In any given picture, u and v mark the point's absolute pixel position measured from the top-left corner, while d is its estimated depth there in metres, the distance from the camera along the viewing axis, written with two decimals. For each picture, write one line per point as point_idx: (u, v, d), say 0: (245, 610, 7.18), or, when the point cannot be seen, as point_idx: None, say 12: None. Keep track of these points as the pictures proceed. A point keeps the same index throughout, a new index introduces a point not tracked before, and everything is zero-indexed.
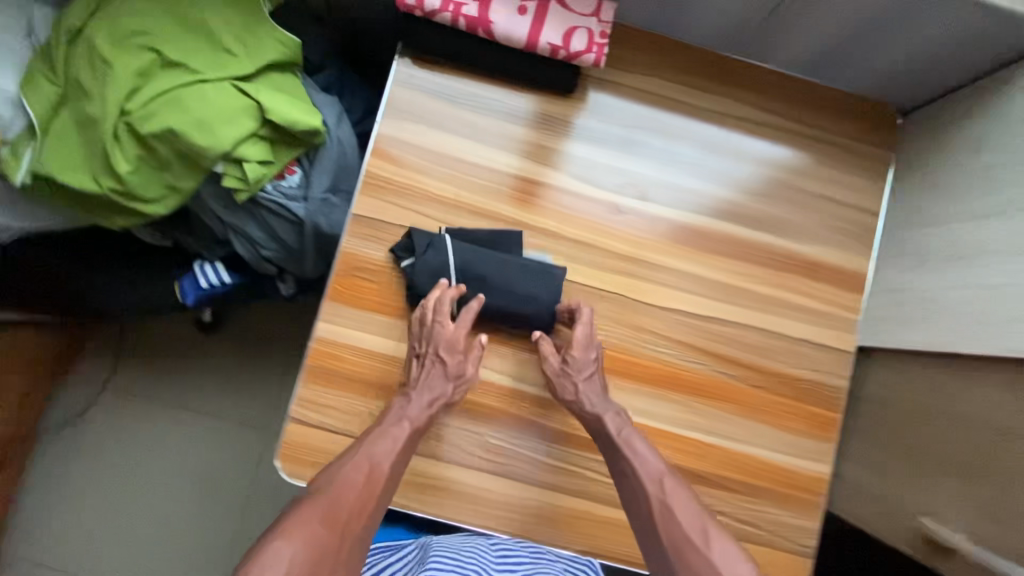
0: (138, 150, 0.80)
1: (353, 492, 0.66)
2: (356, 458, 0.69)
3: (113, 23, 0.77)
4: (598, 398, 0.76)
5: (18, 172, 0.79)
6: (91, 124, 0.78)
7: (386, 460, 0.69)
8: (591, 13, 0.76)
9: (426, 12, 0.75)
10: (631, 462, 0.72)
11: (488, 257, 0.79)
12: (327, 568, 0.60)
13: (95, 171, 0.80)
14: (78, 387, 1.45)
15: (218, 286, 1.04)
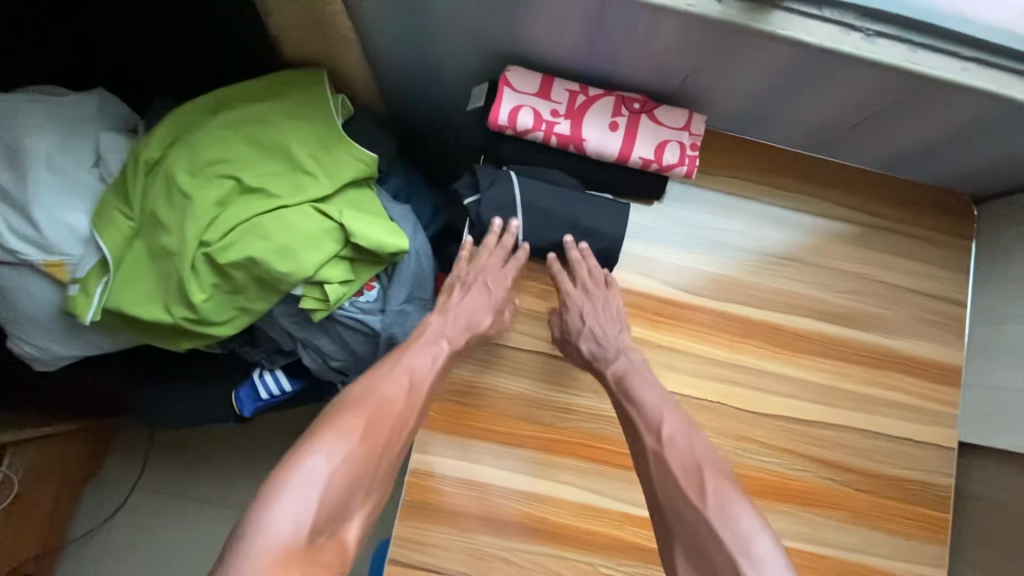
0: (215, 279, 0.76)
1: (392, 413, 0.64)
2: (387, 375, 0.67)
3: (192, 153, 0.75)
4: (608, 338, 0.75)
5: (89, 311, 0.74)
6: (168, 256, 0.75)
7: (422, 378, 0.69)
8: (681, 127, 0.76)
9: (519, 131, 0.75)
10: (639, 413, 0.68)
11: (554, 192, 0.76)
12: (368, 478, 0.58)
13: (169, 302, 0.76)
14: (107, 490, 1.39)
15: (279, 395, 1.00)
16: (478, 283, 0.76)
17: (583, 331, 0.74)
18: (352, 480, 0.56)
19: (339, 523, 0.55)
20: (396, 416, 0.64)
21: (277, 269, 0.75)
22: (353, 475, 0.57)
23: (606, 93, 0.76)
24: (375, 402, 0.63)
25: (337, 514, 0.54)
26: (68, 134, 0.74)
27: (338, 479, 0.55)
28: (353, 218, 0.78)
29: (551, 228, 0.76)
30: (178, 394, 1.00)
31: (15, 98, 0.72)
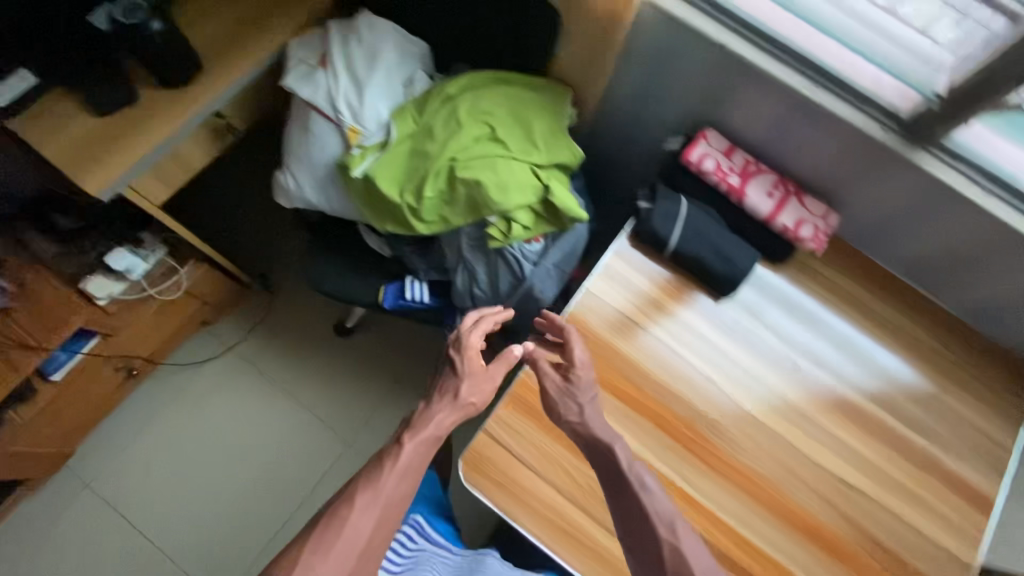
0: (444, 185, 1.02)
1: (361, 534, 0.73)
2: (359, 510, 0.74)
3: (472, 100, 1.04)
4: (599, 413, 0.82)
5: (358, 167, 1.02)
6: (424, 157, 1.02)
7: (394, 490, 0.77)
8: (820, 215, 0.99)
9: (700, 171, 0.99)
10: (646, 498, 0.74)
11: (709, 224, 0.98)
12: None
13: (405, 187, 1.03)
14: (212, 339, 1.62)
15: (417, 303, 1.22)
16: (454, 386, 0.85)
17: (576, 392, 0.82)
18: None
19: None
20: (364, 541, 0.74)
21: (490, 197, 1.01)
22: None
23: (772, 172, 1.00)
24: (342, 536, 0.73)
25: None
26: (403, 57, 1.06)
27: None
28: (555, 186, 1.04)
29: (698, 245, 0.97)
30: (348, 268, 1.26)
31: (385, 24, 1.05)
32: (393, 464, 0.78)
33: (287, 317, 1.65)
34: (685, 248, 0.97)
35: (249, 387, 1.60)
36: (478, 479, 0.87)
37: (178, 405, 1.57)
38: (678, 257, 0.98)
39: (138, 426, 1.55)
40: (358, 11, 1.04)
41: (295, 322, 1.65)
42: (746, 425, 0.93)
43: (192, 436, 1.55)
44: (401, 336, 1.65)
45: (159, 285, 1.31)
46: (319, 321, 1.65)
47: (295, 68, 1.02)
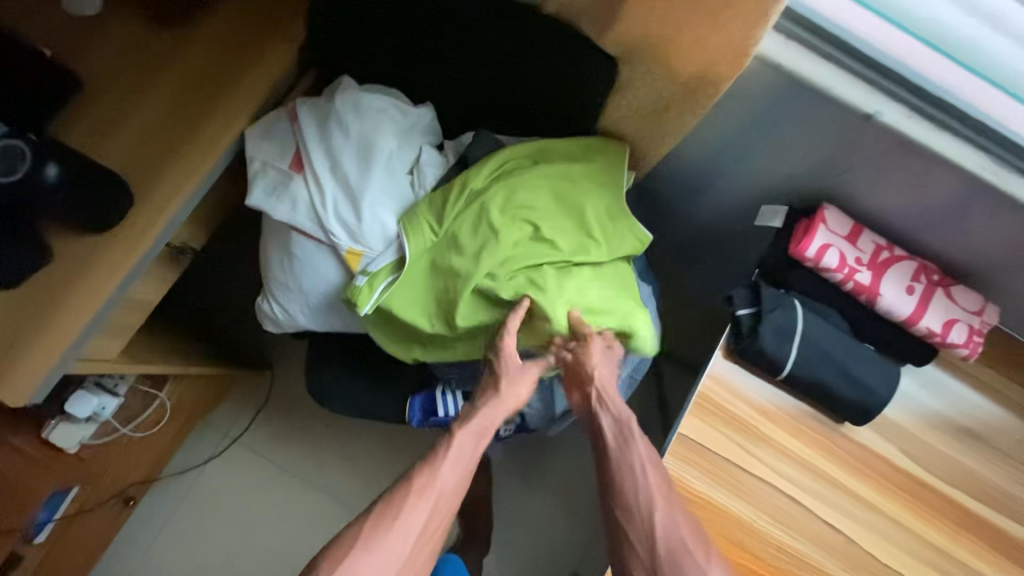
0: (480, 310, 0.75)
1: (407, 542, 0.62)
2: (399, 513, 0.63)
3: (548, 213, 0.78)
4: (611, 389, 0.74)
5: (367, 303, 0.75)
6: (451, 276, 0.75)
7: (450, 486, 0.66)
8: (974, 311, 0.76)
9: (819, 268, 0.75)
10: (640, 473, 0.68)
11: (833, 334, 0.76)
12: None
13: (430, 315, 0.77)
14: (211, 434, 1.41)
15: (452, 419, 1.00)
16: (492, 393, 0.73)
17: (587, 374, 0.73)
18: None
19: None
20: (410, 550, 0.62)
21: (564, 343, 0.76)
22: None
23: (909, 257, 0.77)
24: (384, 540, 0.61)
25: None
26: (405, 140, 0.78)
27: None
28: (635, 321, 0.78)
29: (821, 367, 0.75)
30: (362, 382, 1.03)
31: (375, 94, 0.76)
32: (446, 455, 0.67)
33: (295, 399, 1.44)
34: (805, 372, 0.75)
35: (262, 481, 1.41)
36: None
37: (183, 512, 1.38)
38: (793, 382, 0.77)
39: (141, 543, 1.36)
40: (338, 83, 0.75)
41: (304, 405, 1.44)
42: None
43: (204, 546, 1.37)
44: None
45: (135, 420, 1.09)
46: None
47: (261, 176, 0.74)
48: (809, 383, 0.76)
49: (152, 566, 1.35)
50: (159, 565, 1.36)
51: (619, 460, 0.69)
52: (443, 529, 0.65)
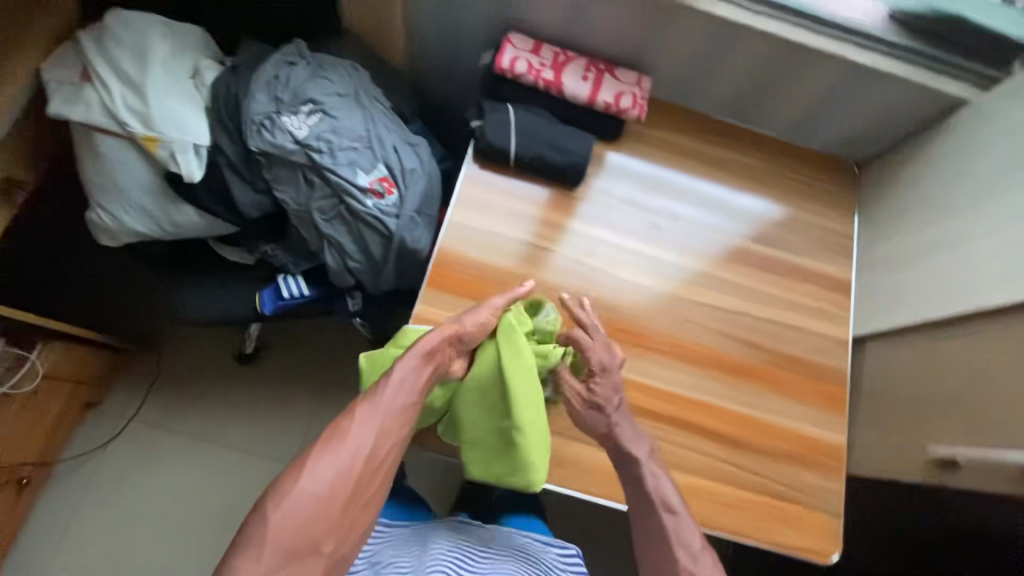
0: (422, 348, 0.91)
1: (366, 441, 0.75)
2: (357, 417, 0.77)
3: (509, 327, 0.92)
4: (632, 429, 0.85)
5: (189, 169, 0.96)
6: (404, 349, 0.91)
7: (403, 401, 0.79)
8: (634, 83, 1.04)
9: (516, 76, 1.00)
10: (655, 501, 0.80)
11: (539, 122, 1.01)
12: (330, 511, 0.71)
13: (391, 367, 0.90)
14: (105, 420, 1.47)
15: (298, 298, 1.17)
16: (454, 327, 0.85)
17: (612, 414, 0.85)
18: (313, 516, 0.70)
19: (310, 554, 0.69)
20: (370, 448, 0.75)
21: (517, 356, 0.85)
22: (310, 520, 0.69)
23: (581, 57, 1.04)
24: (347, 439, 0.75)
25: (336, 535, 0.71)
26: (176, 48, 0.98)
27: (303, 508, 0.70)
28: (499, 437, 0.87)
29: (536, 145, 0.99)
30: (214, 289, 1.17)
31: (144, 18, 0.96)
32: (393, 380, 0.79)
33: (182, 366, 1.53)
34: (526, 151, 0.99)
35: (166, 449, 1.48)
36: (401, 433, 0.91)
37: (92, 499, 1.42)
38: (523, 164, 1.01)
39: (50, 539, 1.39)
40: (108, 12, 0.95)
41: (192, 370, 1.53)
42: (633, 293, 1.00)
43: (117, 523, 1.42)
44: (310, 345, 1.57)
45: (10, 378, 1.17)
46: (218, 360, 1.54)
47: (56, 92, 0.92)
48: (533, 161, 1.00)
49: (65, 556, 1.38)
50: (73, 554, 1.38)
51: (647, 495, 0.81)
52: (397, 435, 0.78)
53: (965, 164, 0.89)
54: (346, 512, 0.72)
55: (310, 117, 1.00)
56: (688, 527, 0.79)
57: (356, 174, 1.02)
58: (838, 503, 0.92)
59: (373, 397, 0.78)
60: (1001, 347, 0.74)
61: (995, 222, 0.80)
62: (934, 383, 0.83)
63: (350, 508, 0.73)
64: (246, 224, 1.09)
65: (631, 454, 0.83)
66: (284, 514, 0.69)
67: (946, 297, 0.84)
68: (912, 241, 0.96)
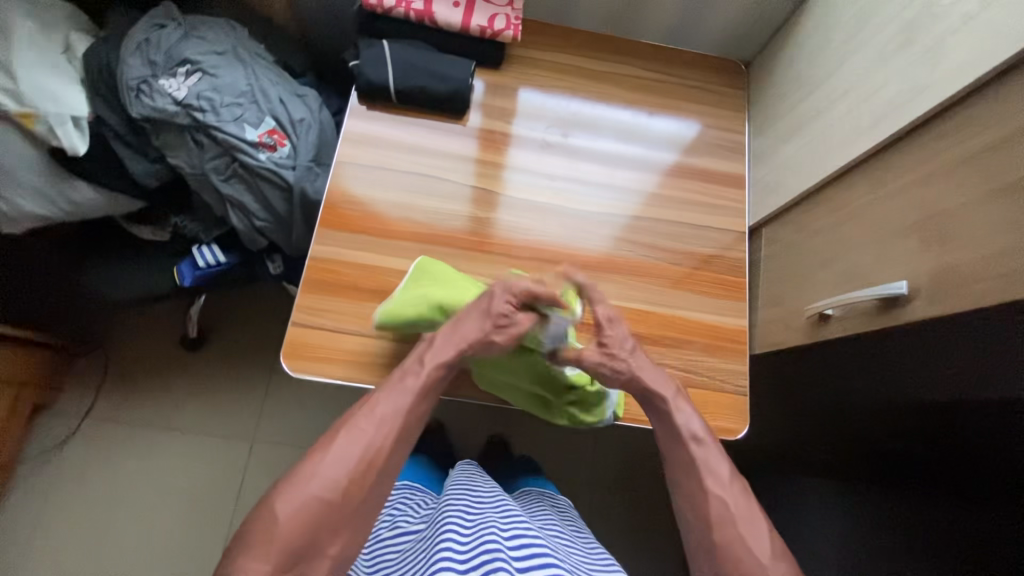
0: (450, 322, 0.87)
1: (379, 441, 0.70)
2: (360, 419, 0.71)
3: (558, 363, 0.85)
4: (679, 403, 0.77)
5: (76, 142, 0.98)
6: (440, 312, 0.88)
7: (417, 398, 0.75)
8: (506, 4, 1.04)
9: (386, 10, 1.01)
10: (705, 476, 0.71)
11: (416, 54, 1.01)
12: (340, 506, 0.66)
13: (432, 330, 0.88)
14: (60, 419, 1.48)
15: (214, 266, 1.18)
16: (463, 332, 0.79)
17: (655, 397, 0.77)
18: (321, 517, 0.65)
19: (315, 555, 0.64)
20: (379, 451, 0.70)
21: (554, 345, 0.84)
22: (318, 523, 0.64)
23: None
24: (360, 430, 0.70)
25: (345, 533, 0.66)
26: (43, 24, 0.99)
27: (310, 509, 0.64)
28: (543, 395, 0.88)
29: (415, 77, 1.00)
30: (138, 271, 1.20)
31: None
32: (399, 387, 0.75)
33: (129, 358, 1.54)
34: (407, 83, 1.00)
35: (124, 440, 1.50)
36: (301, 363, 0.88)
37: (55, 498, 1.44)
38: (406, 97, 1.02)
39: (18, 539, 1.40)
40: None
41: (140, 360, 1.54)
42: (532, 211, 1.02)
43: (83, 515, 1.43)
44: (255, 323, 1.59)
45: None
46: (167, 348, 1.56)
47: None
48: (416, 93, 1.01)
49: (35, 555, 1.39)
50: (42, 551, 1.40)
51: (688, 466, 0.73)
52: (406, 442, 0.73)
53: (823, 35, 0.91)
54: (355, 513, 0.67)
55: (189, 78, 1.01)
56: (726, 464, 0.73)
57: (243, 129, 1.03)
58: (743, 384, 0.95)
59: (391, 388, 0.74)
60: (859, 197, 0.76)
61: (845, 82, 0.82)
62: (814, 251, 0.85)
63: (360, 507, 0.68)
64: (147, 196, 1.10)
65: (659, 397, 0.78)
66: (290, 513, 0.64)
67: (816, 164, 0.86)
68: (788, 120, 0.98)
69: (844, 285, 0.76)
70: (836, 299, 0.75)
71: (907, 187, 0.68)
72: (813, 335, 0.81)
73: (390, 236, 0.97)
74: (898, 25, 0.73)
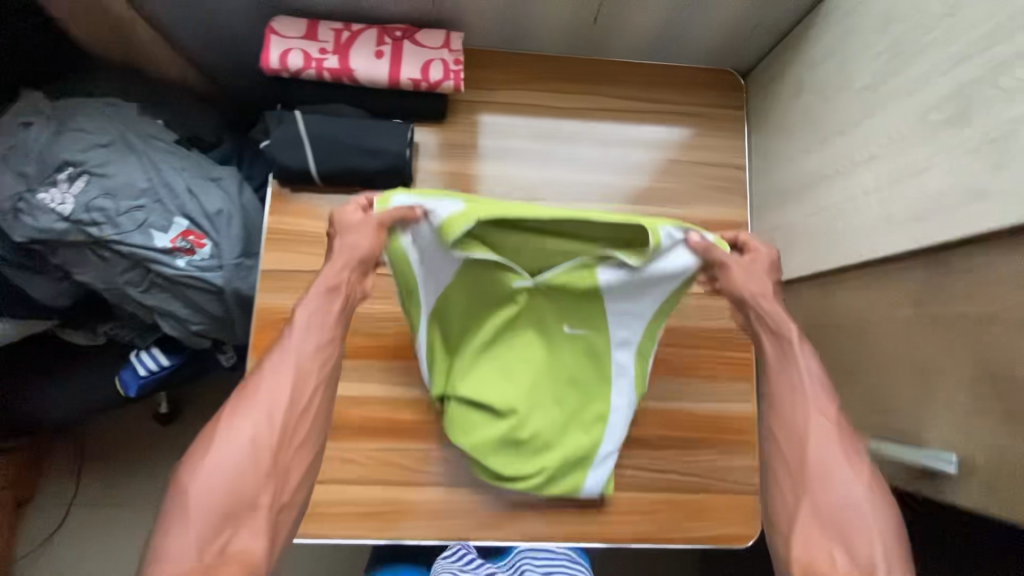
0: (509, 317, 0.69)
1: (284, 388, 0.60)
2: (263, 372, 0.61)
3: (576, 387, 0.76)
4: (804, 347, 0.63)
5: None
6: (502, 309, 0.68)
7: (311, 339, 0.63)
8: (442, 46, 0.84)
9: (294, 73, 0.82)
10: (812, 414, 0.60)
11: (339, 124, 0.82)
12: (254, 464, 0.56)
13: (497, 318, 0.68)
14: (46, 509, 1.42)
15: (158, 371, 1.05)
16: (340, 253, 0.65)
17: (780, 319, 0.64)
18: (242, 475, 0.55)
19: (247, 513, 0.55)
20: (289, 398, 0.60)
21: (660, 304, 0.69)
22: (238, 480, 0.55)
23: (371, 26, 0.84)
24: (260, 386, 0.59)
25: (274, 489, 0.57)
26: None
27: (223, 473, 0.55)
28: (526, 416, 0.74)
29: (342, 156, 0.82)
30: (77, 380, 1.09)
31: None
32: (297, 323, 0.63)
33: (109, 435, 1.47)
34: (331, 165, 0.83)
35: (115, 521, 1.44)
36: None
37: None
38: (334, 179, 0.84)
39: None
40: None
41: (120, 435, 1.47)
42: None
43: None
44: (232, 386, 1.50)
45: None
46: (143, 422, 1.48)
47: None
48: (345, 174, 0.83)
49: None
50: None
51: (791, 385, 0.62)
52: (320, 376, 0.63)
53: (840, 66, 0.71)
54: (278, 465, 0.58)
55: (73, 184, 0.84)
56: (823, 389, 0.61)
57: (151, 236, 0.87)
58: (754, 480, 0.85)
59: (280, 343, 0.63)
60: (891, 306, 0.61)
61: (872, 144, 0.65)
62: (837, 353, 0.70)
63: (282, 455, 0.59)
64: (62, 314, 0.97)
65: (778, 326, 0.64)
66: (200, 479, 0.55)
67: (836, 242, 0.70)
68: (798, 168, 0.80)
69: (875, 412, 0.63)
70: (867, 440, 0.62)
71: (959, 322, 0.53)
72: None
73: None
74: (943, 87, 0.55)
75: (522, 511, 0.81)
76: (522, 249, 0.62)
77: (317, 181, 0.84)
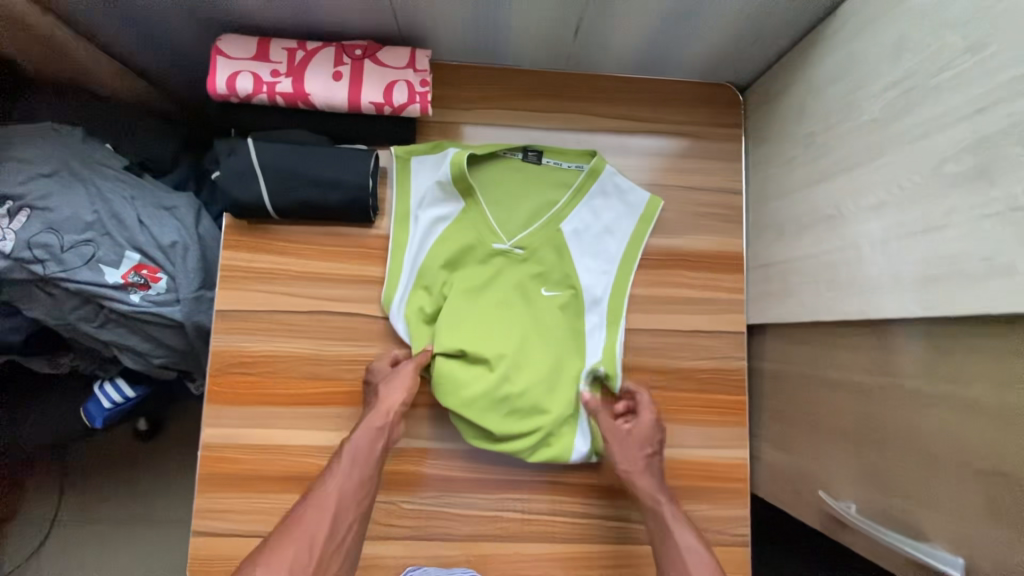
0: (494, 259, 0.80)
1: (326, 519, 0.62)
2: (306, 505, 0.63)
3: (551, 351, 0.78)
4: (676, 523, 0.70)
5: None
6: (485, 251, 0.80)
7: (353, 474, 0.66)
8: (406, 66, 0.77)
9: (244, 98, 0.75)
10: (681, 574, 0.65)
11: (294, 153, 0.75)
12: None
13: (483, 248, 0.80)
14: (26, 531, 1.37)
15: (124, 402, 1.01)
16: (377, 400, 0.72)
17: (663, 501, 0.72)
18: None
19: None
20: (330, 523, 0.62)
21: (625, 250, 0.83)
22: None
23: (328, 44, 0.77)
24: (305, 512, 0.62)
25: None
26: None
27: None
28: (516, 366, 0.76)
29: (299, 189, 0.76)
30: (53, 407, 1.07)
31: None
32: (344, 457, 0.67)
33: (86, 452, 1.41)
34: (288, 198, 0.76)
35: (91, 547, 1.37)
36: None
37: None
38: (293, 212, 0.78)
39: None
40: None
41: (95, 451, 1.41)
42: None
43: None
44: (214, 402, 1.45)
45: None
46: (119, 440, 1.41)
47: None
48: (303, 207, 0.77)
49: None
50: None
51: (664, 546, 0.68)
52: (356, 513, 0.65)
53: (846, 95, 0.64)
54: None
55: (14, 220, 0.78)
56: (704, 559, 0.66)
57: (101, 272, 0.81)
58: (744, 532, 0.80)
59: (327, 471, 0.66)
60: (897, 373, 0.55)
61: (876, 189, 0.58)
62: (834, 413, 0.64)
63: None
64: (16, 349, 0.92)
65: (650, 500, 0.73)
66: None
67: (834, 292, 0.64)
68: (797, 202, 0.73)
69: (872, 487, 0.57)
70: (869, 523, 0.56)
71: (975, 406, 0.47)
72: (832, 528, 0.64)
73: (300, 402, 0.78)
74: (960, 136, 0.48)
75: (497, 566, 0.77)
76: (499, 188, 0.82)
77: (275, 214, 0.78)
